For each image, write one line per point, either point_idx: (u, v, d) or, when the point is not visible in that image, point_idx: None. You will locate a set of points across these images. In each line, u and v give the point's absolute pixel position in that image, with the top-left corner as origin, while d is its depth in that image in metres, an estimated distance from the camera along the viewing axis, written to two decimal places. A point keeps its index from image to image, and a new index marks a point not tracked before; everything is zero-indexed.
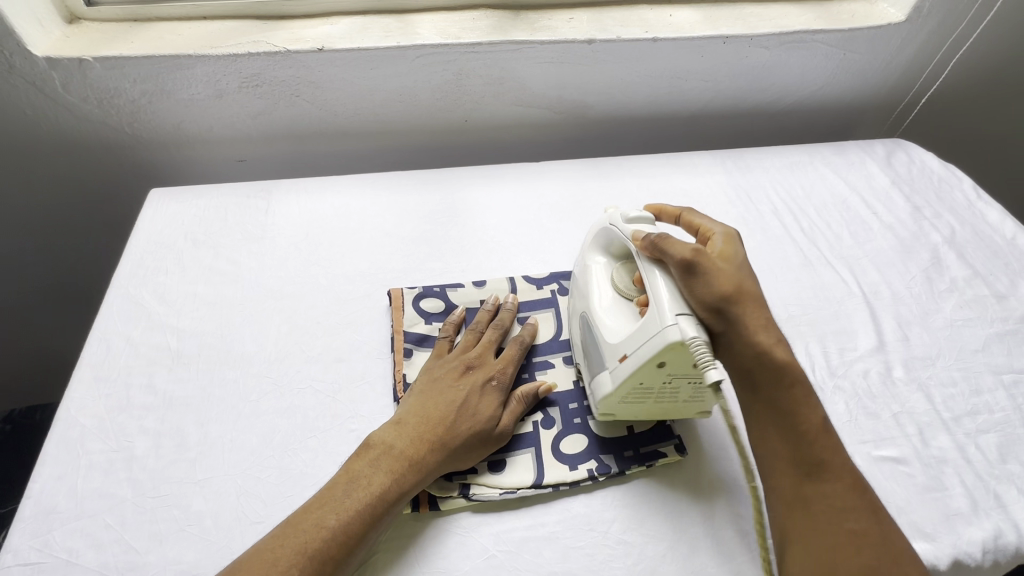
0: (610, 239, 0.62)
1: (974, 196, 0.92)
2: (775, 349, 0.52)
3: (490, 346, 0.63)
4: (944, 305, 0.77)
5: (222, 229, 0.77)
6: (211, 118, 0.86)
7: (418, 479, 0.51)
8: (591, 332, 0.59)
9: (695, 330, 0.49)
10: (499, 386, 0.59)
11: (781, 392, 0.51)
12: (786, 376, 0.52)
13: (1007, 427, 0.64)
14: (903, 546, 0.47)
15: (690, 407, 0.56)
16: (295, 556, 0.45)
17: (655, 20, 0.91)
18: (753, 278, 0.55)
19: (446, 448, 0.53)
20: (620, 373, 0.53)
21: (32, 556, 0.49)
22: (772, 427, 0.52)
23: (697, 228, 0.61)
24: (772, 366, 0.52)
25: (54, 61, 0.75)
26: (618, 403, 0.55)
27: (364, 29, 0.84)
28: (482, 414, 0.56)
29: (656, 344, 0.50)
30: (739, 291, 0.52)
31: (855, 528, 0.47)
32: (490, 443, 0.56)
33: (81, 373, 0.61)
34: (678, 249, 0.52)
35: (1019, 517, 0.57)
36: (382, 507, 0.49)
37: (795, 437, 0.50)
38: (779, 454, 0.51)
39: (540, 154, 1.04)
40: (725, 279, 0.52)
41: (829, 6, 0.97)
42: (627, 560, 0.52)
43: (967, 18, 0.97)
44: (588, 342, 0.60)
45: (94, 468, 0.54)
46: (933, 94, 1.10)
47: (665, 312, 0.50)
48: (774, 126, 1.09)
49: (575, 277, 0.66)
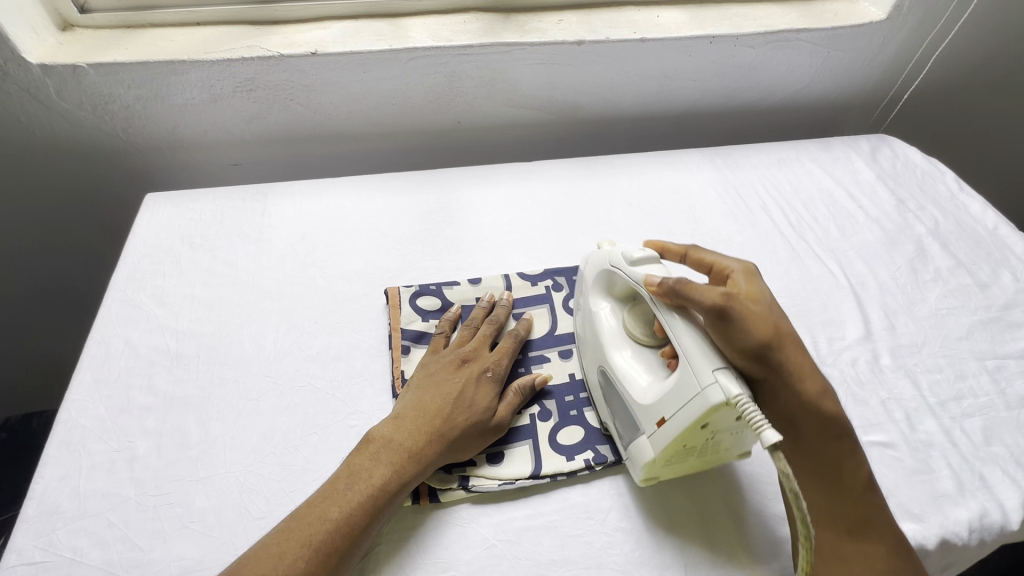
0: (615, 280, 0.61)
1: (956, 188, 0.94)
2: (820, 401, 0.54)
3: (484, 340, 0.64)
4: (929, 294, 0.79)
5: (219, 231, 0.78)
6: (205, 123, 0.87)
7: (418, 470, 0.52)
8: (617, 390, 0.57)
9: (737, 385, 0.47)
10: (495, 378, 0.60)
11: (827, 445, 0.54)
12: (833, 428, 0.54)
13: (991, 411, 0.66)
14: None
15: (729, 454, 0.54)
16: (300, 550, 0.46)
17: (643, 21, 0.92)
18: (785, 319, 0.56)
19: (446, 440, 0.54)
20: (659, 438, 0.51)
21: (36, 555, 0.49)
22: (813, 479, 0.54)
23: (709, 264, 0.59)
24: (818, 418, 0.54)
25: (48, 67, 0.76)
26: (661, 467, 0.53)
27: (357, 33, 0.85)
28: (480, 406, 0.57)
29: (698, 406, 0.48)
30: (776, 334, 0.53)
31: None
32: (489, 434, 0.57)
33: (80, 376, 0.61)
34: (703, 296, 0.51)
35: (1004, 496, 0.59)
36: (384, 498, 0.50)
37: (836, 487, 0.53)
38: (820, 504, 0.53)
39: (532, 155, 1.05)
40: (761, 323, 0.53)
41: (812, 6, 1.00)
42: (625, 547, 0.53)
43: (946, 16, 1.00)
44: (615, 399, 0.58)
45: (96, 468, 0.54)
46: (915, 90, 1.12)
47: (702, 369, 0.48)
48: (761, 123, 1.11)
49: (584, 325, 0.64)
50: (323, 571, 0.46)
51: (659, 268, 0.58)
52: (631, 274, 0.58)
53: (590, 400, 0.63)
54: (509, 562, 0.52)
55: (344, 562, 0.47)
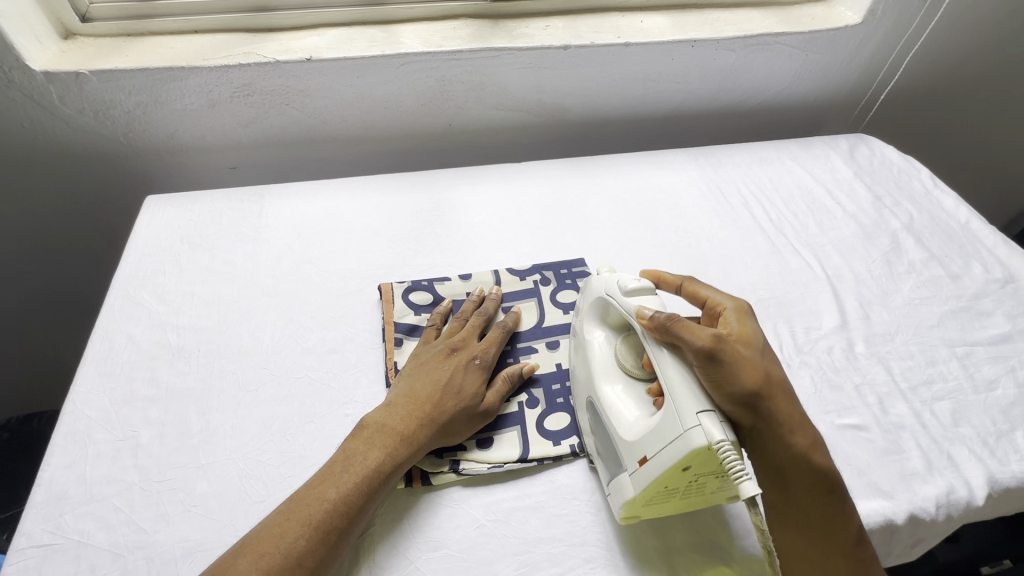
0: (610, 309, 0.60)
1: (931, 184, 0.98)
2: (809, 452, 0.52)
3: (473, 330, 0.66)
4: (903, 285, 0.82)
5: (217, 231, 0.80)
6: (203, 127, 0.90)
7: (411, 453, 0.55)
8: (604, 421, 0.56)
9: (721, 430, 0.46)
10: (483, 366, 0.62)
11: (816, 498, 0.52)
12: (822, 480, 0.52)
13: (960, 394, 0.69)
14: None
15: (718, 496, 0.53)
16: (301, 529, 0.48)
17: (627, 26, 0.96)
18: (775, 364, 0.55)
19: (437, 424, 0.57)
20: (642, 479, 0.50)
21: (46, 538, 0.51)
22: (802, 529, 0.52)
23: (703, 299, 0.61)
24: (807, 469, 0.52)
25: (51, 74, 0.79)
26: (641, 506, 0.52)
27: (350, 40, 0.88)
28: (469, 393, 0.60)
29: (680, 448, 0.47)
30: (766, 380, 0.52)
31: None
32: (478, 419, 0.60)
33: (85, 369, 0.63)
34: (695, 336, 0.50)
35: (970, 474, 0.62)
36: (379, 479, 0.53)
37: (823, 539, 0.52)
38: (807, 555, 0.52)
39: (522, 156, 1.09)
40: (751, 370, 0.51)
41: (790, 11, 1.03)
42: (609, 525, 0.56)
43: (919, 19, 1.03)
44: (601, 431, 0.57)
45: (101, 456, 0.57)
46: (891, 90, 1.16)
47: (686, 410, 0.48)
48: (744, 123, 1.14)
49: (576, 351, 0.63)
50: (322, 547, 0.48)
51: (654, 301, 0.57)
52: (624, 305, 0.57)
53: None
54: (498, 541, 0.54)
55: (342, 539, 0.50)
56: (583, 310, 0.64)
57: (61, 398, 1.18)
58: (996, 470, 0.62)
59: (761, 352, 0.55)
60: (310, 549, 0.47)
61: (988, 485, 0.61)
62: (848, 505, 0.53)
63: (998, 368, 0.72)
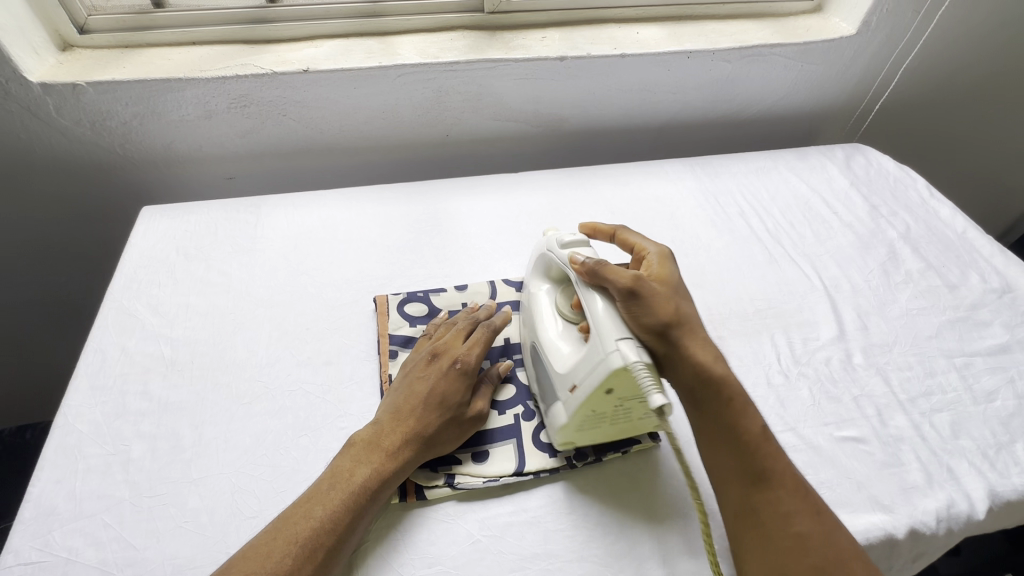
0: (550, 262, 0.64)
1: (927, 194, 0.98)
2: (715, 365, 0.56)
3: (456, 332, 0.64)
4: (900, 295, 0.82)
5: (213, 242, 0.80)
6: (200, 138, 0.90)
7: (396, 465, 0.55)
8: (544, 361, 0.60)
9: (638, 353, 0.50)
10: (465, 370, 0.60)
11: (723, 406, 0.55)
12: (726, 390, 0.56)
13: (959, 406, 0.68)
14: (848, 540, 0.50)
15: (646, 421, 0.57)
16: (286, 547, 0.47)
17: (623, 37, 0.96)
18: (687, 297, 0.60)
19: (422, 436, 0.56)
20: (572, 402, 0.55)
21: (33, 555, 0.50)
22: (714, 442, 0.55)
23: (632, 246, 0.65)
24: (714, 382, 0.55)
25: (48, 86, 0.79)
26: (574, 432, 0.57)
27: (348, 51, 0.88)
28: (454, 399, 0.59)
29: (601, 371, 0.51)
30: (679, 311, 0.57)
31: (802, 531, 0.50)
32: (467, 424, 0.59)
33: (77, 383, 0.63)
34: (614, 276, 0.55)
35: (971, 487, 0.61)
36: (366, 495, 0.52)
37: (735, 453, 0.53)
38: (723, 468, 0.54)
39: (520, 166, 1.09)
40: (666, 301, 0.56)
41: (785, 22, 1.04)
42: (606, 539, 0.55)
43: (912, 30, 1.04)
44: (541, 370, 0.61)
45: (92, 471, 0.56)
46: (886, 100, 1.17)
47: (607, 338, 0.52)
48: (741, 133, 1.15)
49: (524, 303, 0.67)
50: (308, 565, 0.47)
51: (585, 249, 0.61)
52: (559, 255, 0.62)
53: None
54: (493, 556, 0.53)
55: (331, 556, 0.49)
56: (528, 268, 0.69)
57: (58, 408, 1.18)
58: (996, 483, 0.62)
59: (678, 290, 0.60)
60: (297, 566, 0.47)
61: (989, 498, 0.61)
62: (762, 421, 0.55)
63: (996, 379, 0.72)
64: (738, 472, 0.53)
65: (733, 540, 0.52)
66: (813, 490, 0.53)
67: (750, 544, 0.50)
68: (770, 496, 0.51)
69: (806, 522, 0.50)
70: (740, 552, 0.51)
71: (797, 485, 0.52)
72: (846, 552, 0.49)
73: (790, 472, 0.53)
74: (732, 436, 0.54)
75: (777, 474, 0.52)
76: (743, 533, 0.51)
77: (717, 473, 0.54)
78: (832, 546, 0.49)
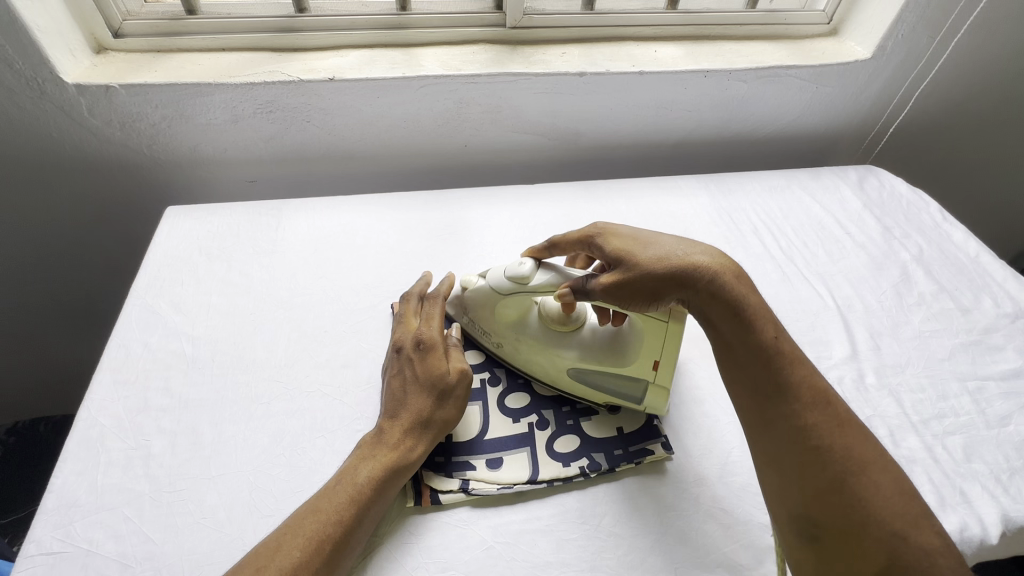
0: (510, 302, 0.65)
1: (940, 217, 0.98)
2: (717, 288, 0.54)
3: (409, 316, 0.67)
4: (913, 317, 0.82)
5: (235, 243, 0.82)
6: (225, 142, 0.92)
7: (392, 451, 0.56)
8: (596, 372, 0.63)
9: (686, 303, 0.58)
10: (429, 344, 0.61)
11: (732, 324, 0.54)
12: (735, 309, 0.54)
13: (971, 429, 0.69)
14: (872, 455, 0.50)
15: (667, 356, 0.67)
16: (293, 542, 0.48)
17: (642, 55, 0.98)
18: (659, 238, 0.59)
19: (412, 419, 0.57)
20: (663, 374, 0.61)
21: (55, 546, 0.51)
22: (730, 361, 0.55)
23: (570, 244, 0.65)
24: (721, 305, 0.54)
25: (82, 87, 0.81)
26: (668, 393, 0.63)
27: (372, 61, 0.90)
28: (430, 373, 0.59)
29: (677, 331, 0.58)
30: (657, 258, 0.56)
31: (821, 444, 0.50)
32: (456, 390, 0.60)
33: (101, 378, 0.64)
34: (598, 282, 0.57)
35: (983, 511, 0.61)
36: (371, 486, 0.53)
37: (746, 369, 0.54)
38: (742, 389, 0.54)
39: (535, 178, 1.10)
40: (644, 265, 0.56)
41: (801, 45, 1.06)
42: (620, 551, 0.55)
43: (927, 55, 1.05)
44: (593, 381, 0.64)
45: (113, 464, 0.57)
46: (899, 124, 1.18)
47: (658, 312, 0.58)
48: (754, 152, 1.16)
49: (512, 349, 0.68)
50: (316, 558, 0.48)
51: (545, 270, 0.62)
52: (524, 291, 0.62)
53: (585, 410, 0.66)
54: (506, 563, 0.54)
55: (340, 551, 0.50)
56: (483, 322, 0.69)
57: (82, 400, 1.24)
58: (1010, 508, 0.61)
59: (639, 237, 0.59)
60: (303, 560, 0.47)
61: (1002, 523, 0.60)
62: (773, 328, 0.54)
63: (1010, 405, 0.71)
64: (753, 391, 0.53)
65: (760, 460, 0.53)
66: (830, 395, 0.52)
67: (774, 464, 0.52)
68: (786, 410, 0.52)
69: (825, 432, 0.50)
70: (768, 471, 0.53)
71: (812, 395, 0.52)
72: (869, 457, 0.50)
73: (804, 381, 0.53)
74: (745, 354, 0.54)
75: (791, 385, 0.52)
76: (767, 449, 0.52)
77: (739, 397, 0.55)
78: (853, 453, 0.50)
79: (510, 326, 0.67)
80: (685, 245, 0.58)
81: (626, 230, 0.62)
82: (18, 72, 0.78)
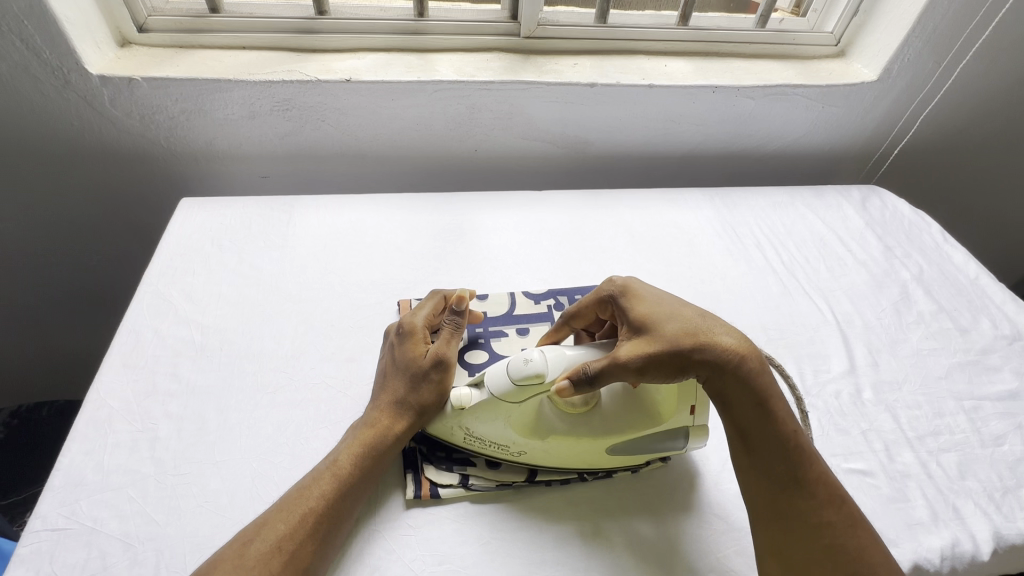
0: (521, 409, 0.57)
1: (941, 239, 0.99)
2: (747, 362, 0.55)
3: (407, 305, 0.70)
4: (911, 335, 0.83)
5: (247, 237, 0.83)
6: (241, 137, 0.94)
7: (371, 433, 0.57)
8: (643, 439, 0.58)
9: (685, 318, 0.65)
10: (406, 331, 0.62)
11: (761, 410, 0.54)
12: (762, 393, 0.55)
13: (966, 447, 0.69)
14: (876, 544, 0.52)
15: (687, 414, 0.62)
16: (276, 515, 0.50)
17: (651, 69, 1.00)
18: (674, 302, 0.59)
19: (391, 401, 0.59)
20: (702, 413, 0.59)
21: (60, 522, 0.52)
22: (752, 443, 0.55)
23: (580, 313, 0.65)
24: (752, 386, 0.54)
25: (106, 78, 0.83)
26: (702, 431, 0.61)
27: (389, 64, 0.92)
28: (408, 356, 0.61)
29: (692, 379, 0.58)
30: (681, 333, 0.55)
31: (832, 537, 0.52)
32: (429, 372, 0.59)
33: (110, 361, 0.65)
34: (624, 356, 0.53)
35: (976, 528, 0.62)
36: (351, 464, 0.54)
37: (770, 455, 0.54)
38: (761, 473, 0.54)
39: (543, 184, 1.12)
40: (665, 339, 0.54)
41: (810, 65, 1.07)
42: (613, 552, 0.56)
43: (932, 80, 1.07)
44: (641, 451, 0.59)
45: (120, 446, 0.58)
46: (903, 147, 1.20)
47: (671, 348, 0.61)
48: (758, 168, 1.18)
49: (538, 453, 0.58)
50: (300, 529, 0.49)
51: (553, 353, 0.55)
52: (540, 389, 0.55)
53: None
54: (502, 560, 0.54)
55: (328, 522, 0.51)
56: (492, 435, 0.58)
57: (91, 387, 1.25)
58: (1002, 526, 0.62)
59: (661, 306, 0.58)
60: (287, 531, 0.49)
61: (994, 541, 0.61)
62: (791, 414, 0.56)
63: (1005, 424, 0.72)
64: (773, 477, 0.54)
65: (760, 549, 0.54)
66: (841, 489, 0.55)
67: (785, 550, 0.52)
68: (799, 501, 0.53)
69: (837, 522, 0.53)
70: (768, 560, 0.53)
71: (827, 485, 0.54)
72: (875, 551, 0.52)
73: (818, 472, 0.55)
74: (764, 439, 0.55)
75: (806, 473, 0.54)
76: (764, 538, 0.53)
77: (758, 481, 0.54)
78: (863, 548, 0.52)
79: (527, 435, 0.57)
80: (704, 314, 0.58)
81: (650, 295, 0.60)
82: (45, 61, 0.80)
